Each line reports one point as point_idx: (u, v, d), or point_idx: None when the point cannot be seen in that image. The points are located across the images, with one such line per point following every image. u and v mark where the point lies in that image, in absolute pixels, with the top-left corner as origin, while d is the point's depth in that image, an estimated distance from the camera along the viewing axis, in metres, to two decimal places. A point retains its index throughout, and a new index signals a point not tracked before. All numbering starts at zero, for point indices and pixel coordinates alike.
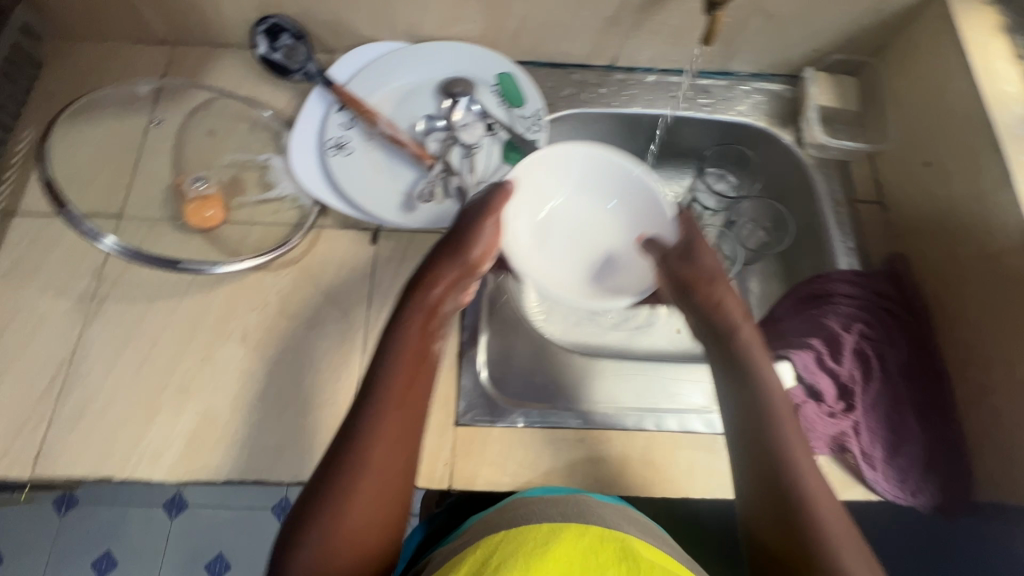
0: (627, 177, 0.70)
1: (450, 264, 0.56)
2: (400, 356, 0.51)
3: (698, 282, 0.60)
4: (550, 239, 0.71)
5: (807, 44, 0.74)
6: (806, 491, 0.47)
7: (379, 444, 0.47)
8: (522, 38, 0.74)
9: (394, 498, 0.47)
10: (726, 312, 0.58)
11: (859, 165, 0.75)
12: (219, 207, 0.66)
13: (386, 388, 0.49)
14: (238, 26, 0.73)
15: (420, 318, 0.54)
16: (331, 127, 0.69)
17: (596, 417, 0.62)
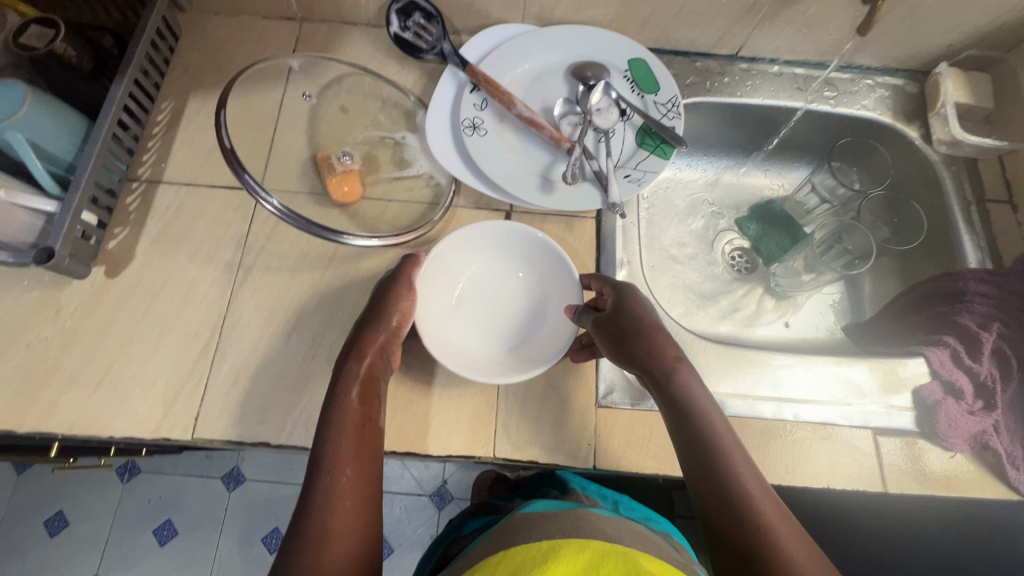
0: (506, 239, 0.63)
1: (371, 332, 0.55)
2: (342, 424, 0.50)
3: (631, 338, 0.54)
4: (477, 313, 0.64)
5: (943, 39, 0.73)
6: (767, 524, 0.45)
7: (345, 489, 0.47)
8: (652, 24, 0.74)
9: (368, 537, 0.46)
10: (660, 369, 0.53)
11: (988, 164, 0.75)
12: (358, 182, 0.67)
13: (339, 438, 0.49)
14: (372, 3, 0.73)
15: (359, 379, 0.52)
16: (466, 107, 0.68)
17: (734, 408, 0.61)
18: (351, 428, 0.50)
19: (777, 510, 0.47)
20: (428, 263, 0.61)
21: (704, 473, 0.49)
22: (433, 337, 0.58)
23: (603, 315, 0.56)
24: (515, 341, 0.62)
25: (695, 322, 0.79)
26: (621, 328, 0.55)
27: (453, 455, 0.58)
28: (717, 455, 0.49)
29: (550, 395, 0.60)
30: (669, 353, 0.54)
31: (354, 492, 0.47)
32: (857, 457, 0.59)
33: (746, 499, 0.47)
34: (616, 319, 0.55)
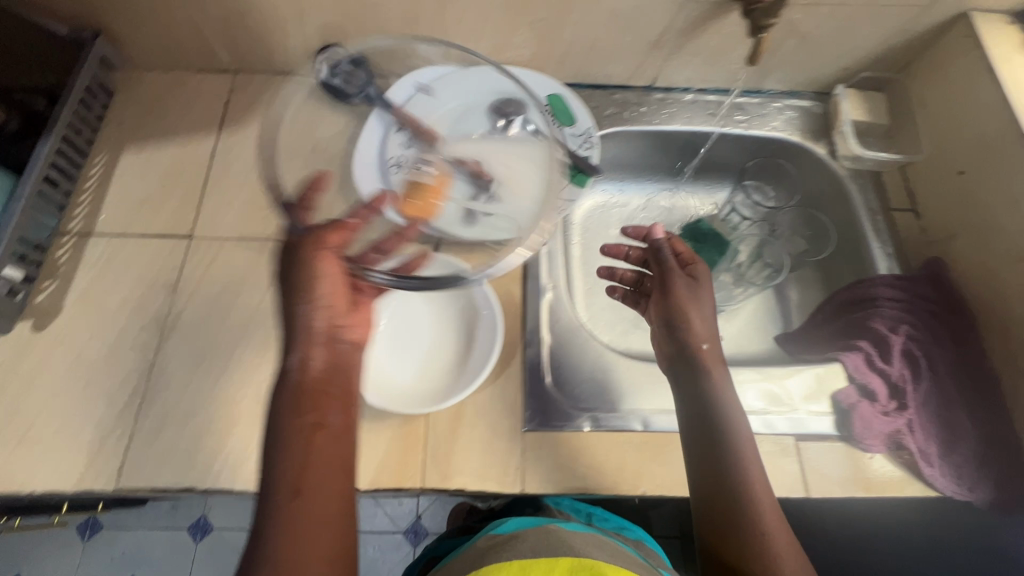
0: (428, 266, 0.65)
1: (296, 309, 0.54)
2: (287, 432, 0.50)
3: (680, 323, 0.61)
4: (400, 341, 0.64)
5: (837, 64, 0.78)
6: (760, 521, 0.50)
7: (314, 489, 0.48)
8: (568, 61, 0.78)
9: (348, 525, 0.49)
10: (701, 363, 0.59)
11: (891, 175, 0.79)
12: (439, 197, 0.66)
13: (287, 449, 0.49)
14: (301, 54, 0.77)
15: (304, 380, 0.52)
16: (393, 147, 0.73)
17: (657, 423, 0.62)
18: (299, 435, 0.50)
19: (776, 516, 0.51)
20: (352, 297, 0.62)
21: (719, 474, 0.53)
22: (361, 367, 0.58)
23: (678, 285, 0.62)
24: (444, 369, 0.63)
25: (631, 341, 0.81)
26: (673, 311, 0.61)
27: (384, 489, 0.58)
28: (731, 460, 0.53)
29: (479, 422, 0.61)
30: (710, 352, 0.60)
31: (320, 491, 0.48)
32: (779, 464, 0.61)
33: (749, 503, 0.51)
34: (677, 297, 0.61)
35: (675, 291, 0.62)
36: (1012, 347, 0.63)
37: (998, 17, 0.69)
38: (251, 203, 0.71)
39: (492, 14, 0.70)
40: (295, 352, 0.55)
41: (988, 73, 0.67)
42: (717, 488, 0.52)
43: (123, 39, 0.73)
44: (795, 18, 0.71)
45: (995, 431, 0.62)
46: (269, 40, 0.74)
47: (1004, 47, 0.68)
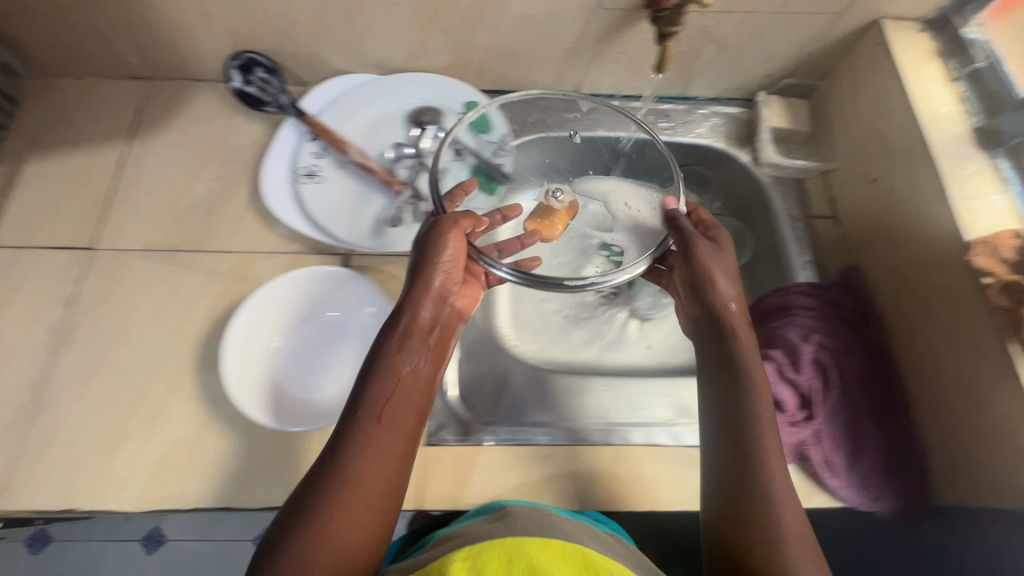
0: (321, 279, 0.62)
1: (421, 274, 0.54)
2: (387, 379, 0.48)
3: (709, 281, 0.57)
4: (295, 362, 0.60)
5: (759, 71, 0.78)
6: (777, 513, 0.46)
7: (371, 444, 0.45)
8: (488, 68, 0.77)
9: (390, 496, 0.45)
10: (730, 323, 0.56)
11: (814, 183, 0.78)
12: (563, 225, 0.68)
13: (376, 393, 0.47)
14: (214, 62, 0.75)
15: (410, 332, 0.52)
16: (304, 155, 0.72)
17: (561, 433, 0.62)
18: (390, 384, 0.48)
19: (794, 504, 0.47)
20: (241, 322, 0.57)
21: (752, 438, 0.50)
22: (242, 394, 0.54)
23: (701, 245, 0.57)
24: (348, 375, 0.60)
25: (558, 350, 0.80)
26: (709, 270, 0.57)
27: (274, 508, 0.56)
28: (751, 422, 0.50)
29: None
30: (741, 314, 0.57)
31: (382, 446, 0.46)
32: (684, 477, 0.60)
33: (766, 487, 0.47)
34: (704, 260, 0.57)
35: (699, 250, 0.57)
36: (917, 357, 0.62)
37: (911, 25, 0.69)
38: (158, 213, 0.70)
39: (402, 21, 0.69)
40: (417, 306, 0.54)
41: (897, 81, 0.67)
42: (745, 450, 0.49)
43: (27, 47, 0.72)
44: (710, 25, 0.70)
45: (902, 443, 0.61)
46: (179, 46, 0.73)
47: (913, 56, 0.68)
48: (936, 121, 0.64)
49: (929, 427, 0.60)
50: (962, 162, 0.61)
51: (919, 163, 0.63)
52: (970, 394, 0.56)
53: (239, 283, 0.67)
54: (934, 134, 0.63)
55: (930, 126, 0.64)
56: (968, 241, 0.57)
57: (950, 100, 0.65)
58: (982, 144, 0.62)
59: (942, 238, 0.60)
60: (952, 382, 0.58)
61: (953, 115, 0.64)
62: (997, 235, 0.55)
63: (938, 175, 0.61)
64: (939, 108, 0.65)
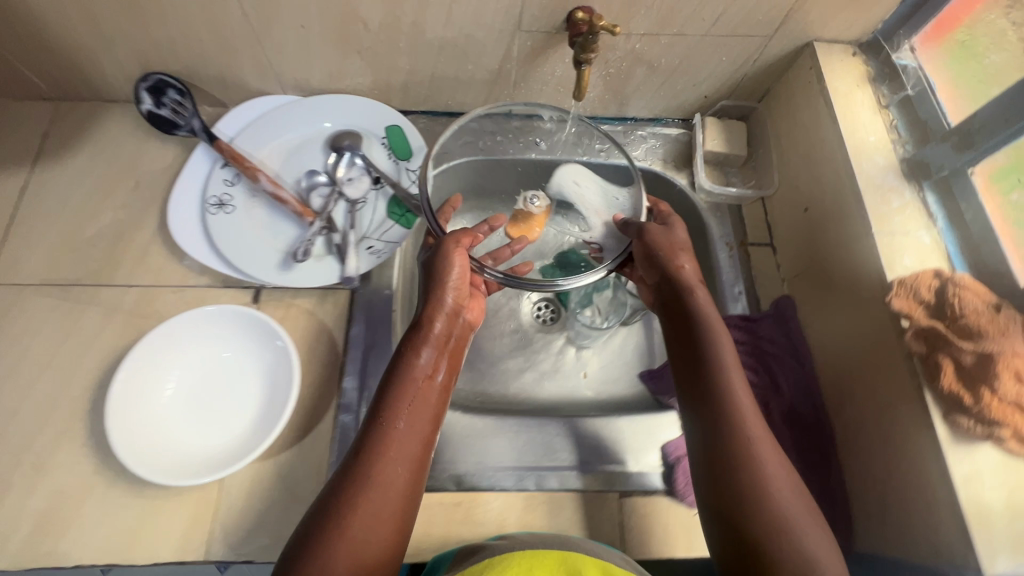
0: (212, 321, 0.59)
1: (437, 292, 0.59)
2: (406, 383, 0.53)
3: (677, 271, 0.60)
4: (194, 412, 0.57)
5: (695, 92, 0.75)
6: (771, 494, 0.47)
7: (395, 442, 0.50)
8: (412, 89, 0.74)
9: (409, 490, 0.49)
10: (682, 281, 0.59)
11: (751, 208, 0.76)
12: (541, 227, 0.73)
13: (400, 396, 0.52)
14: (123, 83, 0.72)
15: (429, 342, 0.57)
16: (215, 183, 0.68)
17: (470, 480, 0.59)
18: (414, 389, 0.53)
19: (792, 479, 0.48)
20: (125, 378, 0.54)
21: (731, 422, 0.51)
22: (136, 457, 0.51)
23: (657, 233, 0.62)
24: (251, 422, 0.57)
25: (490, 381, 0.78)
26: (671, 255, 0.61)
27: (163, 563, 0.54)
28: (723, 395, 0.52)
29: (276, 485, 0.57)
30: (700, 289, 0.60)
31: (405, 444, 0.50)
32: (597, 523, 0.58)
33: (755, 466, 0.48)
34: (655, 234, 0.62)
35: (651, 232, 0.62)
36: (841, 396, 0.60)
37: (843, 48, 0.67)
38: (60, 245, 0.67)
39: (314, 43, 0.66)
40: (431, 318, 0.58)
41: (827, 107, 0.65)
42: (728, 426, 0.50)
43: None
44: (637, 47, 0.67)
45: (826, 485, 0.59)
46: (83, 67, 0.69)
47: (844, 81, 0.65)
48: (863, 151, 0.62)
49: (853, 470, 0.57)
50: (888, 196, 0.59)
51: (847, 195, 0.61)
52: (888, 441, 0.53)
53: (141, 319, 0.64)
54: (861, 165, 0.61)
55: (857, 157, 0.61)
56: (889, 281, 0.55)
57: (880, 129, 0.63)
58: (910, 176, 0.60)
59: (865, 274, 0.57)
60: (873, 426, 0.56)
61: (882, 145, 0.62)
62: (917, 275, 0.53)
63: (863, 209, 0.59)
64: (867, 138, 0.62)
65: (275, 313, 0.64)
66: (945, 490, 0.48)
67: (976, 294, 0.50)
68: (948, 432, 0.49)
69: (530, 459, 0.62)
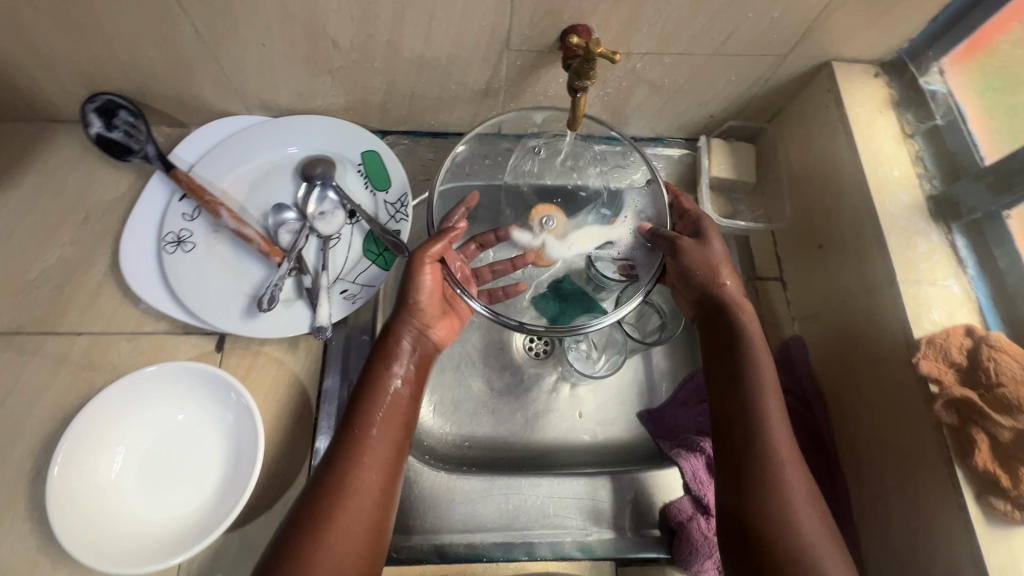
0: (160, 381, 0.53)
1: (406, 312, 0.54)
2: (374, 393, 0.50)
3: (716, 291, 0.57)
4: (149, 486, 0.51)
5: (700, 112, 0.68)
6: (785, 519, 0.46)
7: (365, 454, 0.47)
8: (391, 109, 0.67)
9: (382, 504, 0.47)
10: (730, 301, 0.56)
11: (760, 239, 0.70)
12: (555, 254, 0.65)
13: (368, 407, 0.49)
14: (68, 102, 0.64)
15: (401, 350, 0.53)
16: (171, 218, 0.61)
17: (454, 550, 0.54)
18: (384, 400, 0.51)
19: (814, 511, 0.46)
20: (62, 462, 0.48)
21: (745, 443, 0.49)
22: (85, 549, 0.46)
23: (694, 254, 0.57)
24: (212, 496, 0.51)
25: (480, 424, 0.72)
26: (710, 274, 0.57)
27: None
28: (751, 408, 0.50)
29: (241, 560, 0.52)
30: (745, 308, 0.57)
31: (376, 456, 0.48)
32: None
33: (780, 497, 0.46)
34: (690, 252, 0.57)
35: (685, 248, 0.57)
36: (857, 455, 0.55)
37: (864, 68, 0.61)
38: (2, 286, 0.60)
39: (278, 62, 0.59)
40: (400, 329, 0.54)
41: (846, 136, 0.59)
42: (761, 466, 0.48)
43: None
44: (638, 67, 0.60)
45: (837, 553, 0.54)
46: (20, 87, 0.62)
47: (866, 107, 0.59)
48: (887, 187, 0.56)
49: (870, 539, 0.52)
50: (914, 238, 0.54)
51: (868, 236, 0.56)
52: (909, 511, 0.49)
53: (91, 372, 0.58)
54: (884, 203, 0.55)
55: (880, 194, 0.56)
56: (916, 340, 0.49)
57: (903, 162, 0.57)
58: (937, 216, 0.55)
59: (889, 327, 0.52)
60: (892, 492, 0.51)
61: (906, 180, 0.57)
62: (948, 332, 0.48)
63: (886, 254, 0.53)
64: (890, 172, 0.57)
65: (241, 362, 0.59)
66: None
67: (1014, 358, 0.45)
68: (981, 513, 0.44)
69: (518, 523, 0.57)
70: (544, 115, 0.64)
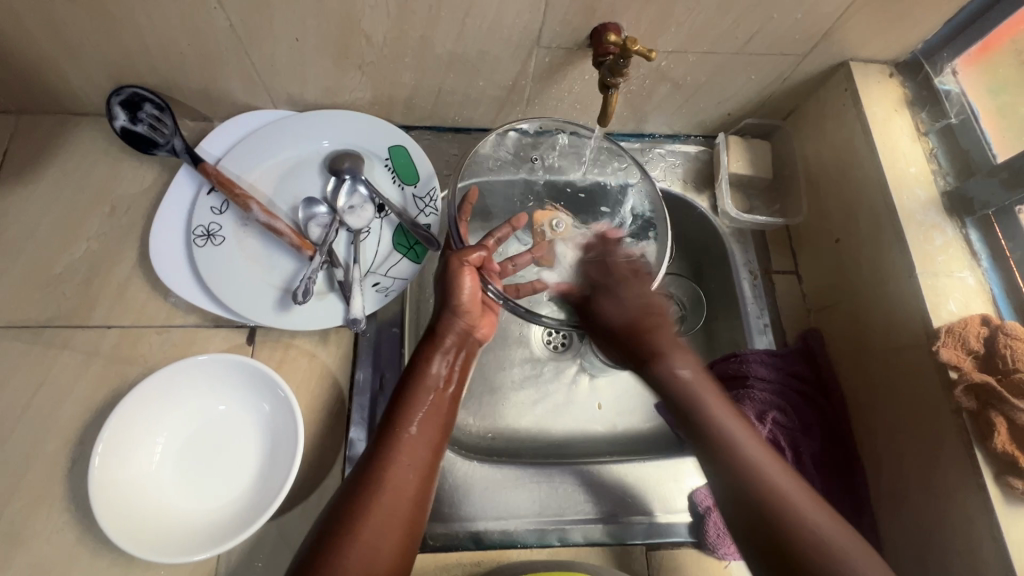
0: (198, 373, 0.53)
1: (449, 314, 0.58)
2: (418, 388, 0.54)
3: (643, 332, 0.61)
4: (188, 477, 0.52)
5: (719, 109, 0.70)
6: (802, 530, 0.46)
7: (406, 449, 0.51)
8: (417, 105, 0.68)
9: (420, 496, 0.50)
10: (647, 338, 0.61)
11: (776, 235, 0.72)
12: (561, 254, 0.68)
13: (414, 400, 0.54)
14: (92, 94, 0.64)
15: (442, 351, 0.57)
16: (201, 212, 0.61)
17: (489, 537, 0.56)
18: (427, 394, 0.55)
19: (821, 514, 0.47)
20: (103, 454, 0.48)
21: (710, 445, 0.52)
22: (130, 539, 0.46)
23: (607, 308, 0.62)
24: (251, 487, 0.52)
25: (503, 415, 0.73)
26: (637, 313, 0.62)
27: None
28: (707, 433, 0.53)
29: (281, 549, 0.52)
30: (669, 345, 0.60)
31: (416, 451, 0.51)
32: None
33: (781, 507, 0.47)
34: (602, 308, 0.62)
35: (599, 305, 0.62)
36: (875, 440, 0.57)
37: (880, 68, 0.63)
38: (30, 279, 0.60)
39: (309, 56, 0.59)
40: (441, 332, 0.58)
41: (863, 133, 0.61)
42: (741, 462, 0.50)
43: None
44: (663, 65, 0.62)
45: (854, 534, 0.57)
46: (45, 78, 0.61)
47: (881, 106, 0.62)
48: (904, 184, 0.58)
49: (891, 520, 0.55)
50: (931, 232, 0.56)
51: (885, 230, 0.58)
52: (928, 493, 0.51)
53: (123, 365, 0.58)
54: (902, 199, 0.57)
55: (897, 190, 0.58)
56: (935, 329, 0.52)
57: (918, 159, 0.60)
58: (951, 211, 0.57)
59: (907, 318, 0.54)
60: (912, 475, 0.53)
61: (921, 177, 0.59)
62: (967, 322, 0.51)
63: (904, 248, 0.56)
64: (906, 169, 0.59)
65: (273, 355, 0.60)
66: (996, 554, 0.46)
67: None
68: (1000, 494, 0.46)
69: (551, 510, 0.58)
70: (539, 122, 0.67)
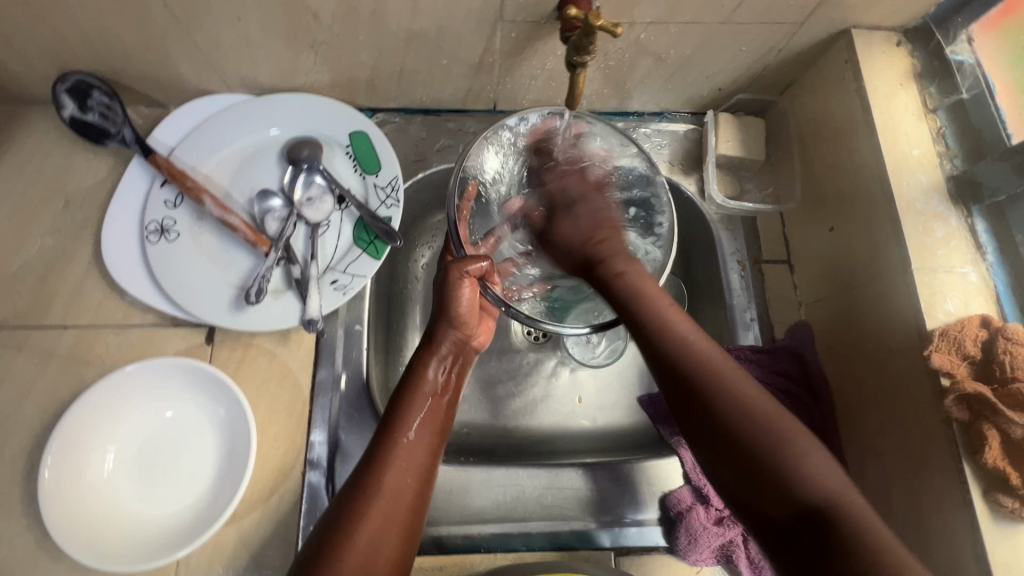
0: (151, 376, 0.52)
1: (441, 320, 0.56)
2: (415, 393, 0.52)
3: (592, 245, 0.55)
4: (145, 482, 0.51)
5: (707, 84, 0.64)
6: (801, 481, 0.39)
7: (403, 456, 0.48)
8: (380, 86, 0.64)
9: (416, 505, 0.47)
10: (597, 253, 0.55)
11: (767, 221, 0.67)
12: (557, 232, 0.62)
13: (411, 405, 0.51)
14: (37, 81, 0.61)
15: (439, 355, 0.55)
16: (154, 207, 0.58)
17: (452, 541, 0.55)
18: (424, 400, 0.52)
19: (818, 451, 0.40)
20: (55, 462, 0.48)
21: (724, 414, 0.42)
22: (84, 548, 0.46)
23: (565, 225, 0.58)
24: (208, 490, 0.51)
25: (477, 411, 0.70)
26: (593, 227, 0.57)
27: None
28: (677, 357, 0.45)
29: (239, 553, 0.52)
30: (614, 258, 0.54)
31: (414, 457, 0.49)
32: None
33: (779, 449, 0.40)
34: (563, 229, 0.58)
35: (558, 227, 0.58)
36: (861, 446, 0.54)
37: (885, 36, 0.57)
38: None
39: (256, 37, 0.55)
40: (440, 336, 0.56)
41: (863, 111, 0.55)
42: (749, 423, 0.41)
43: None
44: (641, 38, 0.56)
45: None
46: None
47: (884, 79, 0.56)
48: (904, 168, 0.53)
49: None
50: (931, 223, 0.51)
51: (882, 218, 0.53)
52: (911, 504, 0.48)
53: (80, 366, 0.56)
54: (902, 186, 0.52)
55: (896, 174, 0.53)
56: (929, 332, 0.47)
57: (923, 139, 0.54)
58: (956, 197, 0.52)
59: (901, 318, 0.50)
60: (897, 485, 0.50)
61: (925, 160, 0.53)
62: (964, 325, 0.46)
63: (901, 240, 0.51)
64: (908, 151, 0.53)
65: (232, 356, 0.58)
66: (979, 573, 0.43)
67: None
68: (988, 511, 0.43)
69: (516, 514, 0.57)
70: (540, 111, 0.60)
